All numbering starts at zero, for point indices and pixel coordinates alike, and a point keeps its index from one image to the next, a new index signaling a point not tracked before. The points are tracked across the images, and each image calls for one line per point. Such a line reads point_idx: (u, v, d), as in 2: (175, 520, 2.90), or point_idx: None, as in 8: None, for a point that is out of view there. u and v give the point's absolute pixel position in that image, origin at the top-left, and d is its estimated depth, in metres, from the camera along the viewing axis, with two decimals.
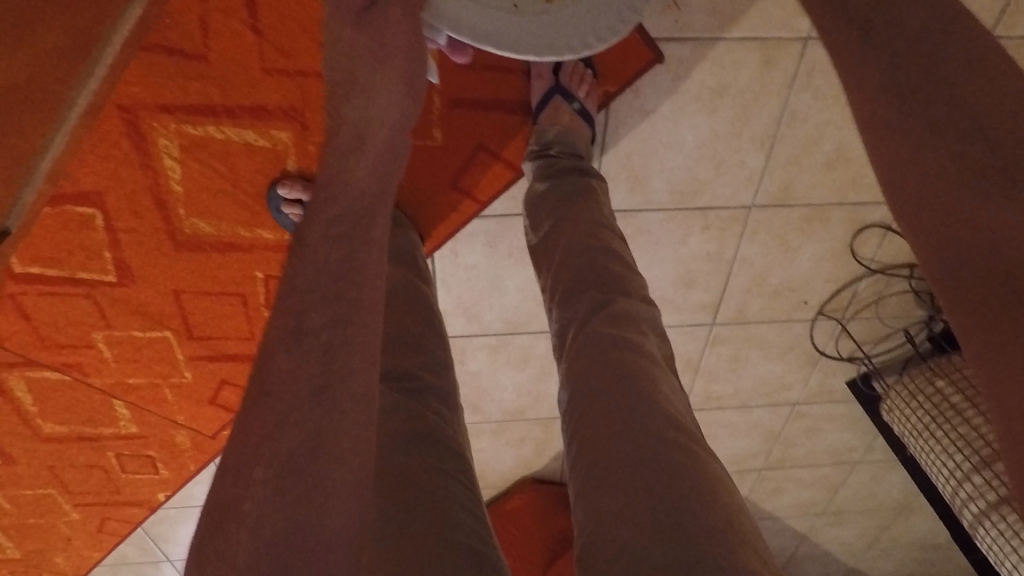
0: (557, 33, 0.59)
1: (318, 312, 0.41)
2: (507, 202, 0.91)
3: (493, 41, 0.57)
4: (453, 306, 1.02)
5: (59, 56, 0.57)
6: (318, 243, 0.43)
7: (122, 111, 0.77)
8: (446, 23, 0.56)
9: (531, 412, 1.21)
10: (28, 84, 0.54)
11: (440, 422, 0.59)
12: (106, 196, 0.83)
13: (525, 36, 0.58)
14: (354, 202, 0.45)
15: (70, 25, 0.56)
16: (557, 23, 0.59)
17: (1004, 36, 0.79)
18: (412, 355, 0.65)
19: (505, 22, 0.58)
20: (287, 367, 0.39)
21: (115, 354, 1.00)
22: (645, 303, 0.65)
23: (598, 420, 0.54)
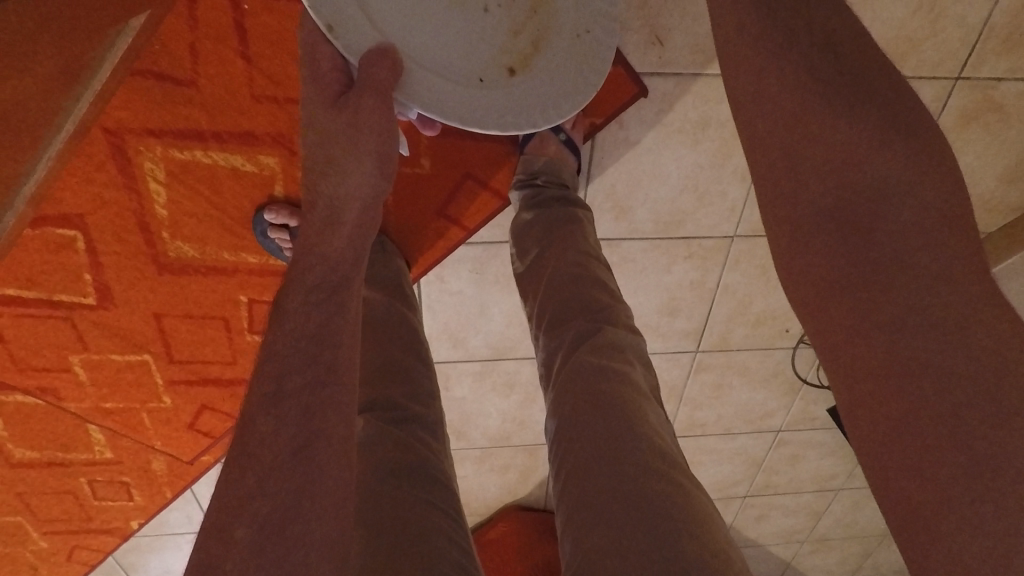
0: (528, 103, 0.61)
1: (296, 376, 0.43)
2: (494, 228, 0.92)
3: (457, 116, 0.57)
4: (439, 332, 1.02)
5: (53, 81, 0.57)
6: (295, 310, 0.46)
7: (108, 134, 0.76)
8: (414, 101, 0.55)
9: (516, 438, 1.20)
10: (16, 114, 0.54)
11: (427, 452, 0.58)
12: (89, 218, 0.81)
13: (487, 113, 0.59)
14: (328, 271, 0.49)
15: (62, 59, 0.57)
16: (518, 97, 0.61)
17: (972, 75, 0.82)
18: (397, 385, 0.65)
19: (468, 97, 0.59)
20: (266, 428, 0.40)
21: (92, 378, 0.98)
22: (631, 332, 0.66)
23: (586, 452, 0.54)
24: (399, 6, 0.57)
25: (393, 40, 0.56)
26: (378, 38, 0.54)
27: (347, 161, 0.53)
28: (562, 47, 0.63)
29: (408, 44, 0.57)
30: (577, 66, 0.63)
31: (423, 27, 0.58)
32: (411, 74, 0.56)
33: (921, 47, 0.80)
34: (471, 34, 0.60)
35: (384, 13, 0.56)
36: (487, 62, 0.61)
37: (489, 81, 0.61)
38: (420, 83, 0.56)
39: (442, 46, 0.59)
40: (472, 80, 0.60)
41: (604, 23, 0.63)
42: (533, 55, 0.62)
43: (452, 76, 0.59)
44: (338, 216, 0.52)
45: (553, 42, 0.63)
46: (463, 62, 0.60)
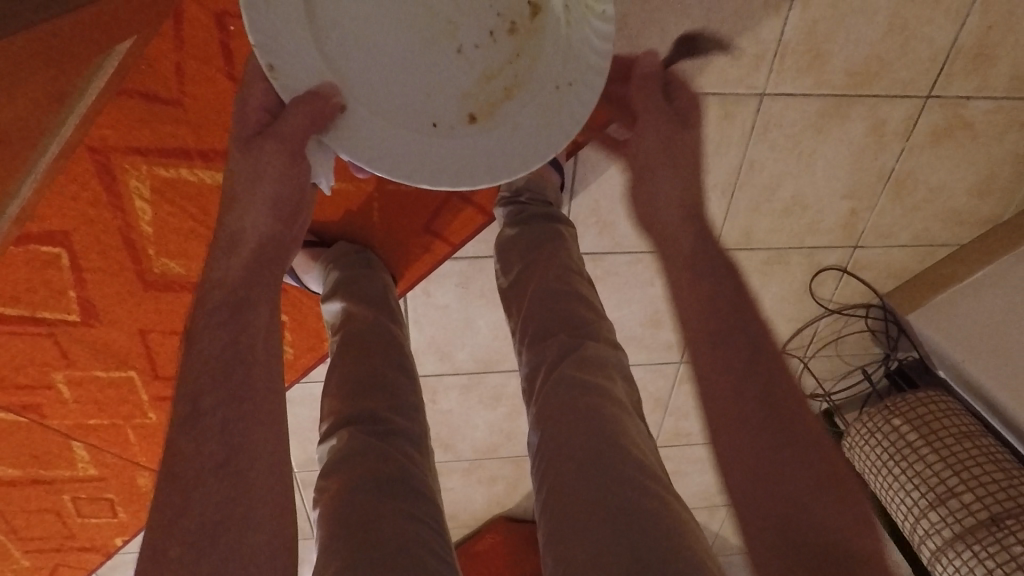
0: (475, 149, 0.61)
1: (210, 394, 0.46)
2: (479, 244, 0.92)
3: (388, 164, 0.58)
4: (425, 346, 1.03)
5: (46, 109, 0.58)
6: (205, 333, 0.49)
7: (94, 153, 0.77)
8: (344, 145, 0.57)
9: (503, 450, 1.21)
10: (9, 143, 0.55)
11: (412, 465, 0.59)
12: (74, 235, 0.82)
13: (427, 162, 0.59)
14: (225, 295, 0.51)
15: (56, 91, 0.57)
16: (465, 147, 0.61)
17: (941, 95, 0.85)
18: (382, 399, 0.65)
19: (416, 142, 0.59)
20: (189, 448, 0.43)
21: (76, 394, 0.97)
22: (612, 347, 0.67)
23: (567, 466, 0.55)
24: (367, 48, 0.57)
25: (344, 83, 0.56)
26: (325, 80, 0.55)
27: (248, 198, 0.56)
28: (538, 96, 0.62)
29: (367, 83, 0.58)
30: (546, 114, 0.62)
31: (383, 69, 0.58)
32: (352, 117, 0.57)
33: (893, 68, 0.82)
34: (434, 77, 0.61)
35: (350, 54, 0.57)
36: (449, 107, 0.61)
37: (443, 125, 0.61)
38: (362, 127, 0.57)
39: (403, 89, 0.59)
40: (425, 124, 0.60)
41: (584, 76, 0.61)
42: (504, 101, 0.62)
43: (404, 118, 0.59)
44: (236, 246, 0.55)
45: (527, 89, 0.62)
46: (418, 104, 0.60)
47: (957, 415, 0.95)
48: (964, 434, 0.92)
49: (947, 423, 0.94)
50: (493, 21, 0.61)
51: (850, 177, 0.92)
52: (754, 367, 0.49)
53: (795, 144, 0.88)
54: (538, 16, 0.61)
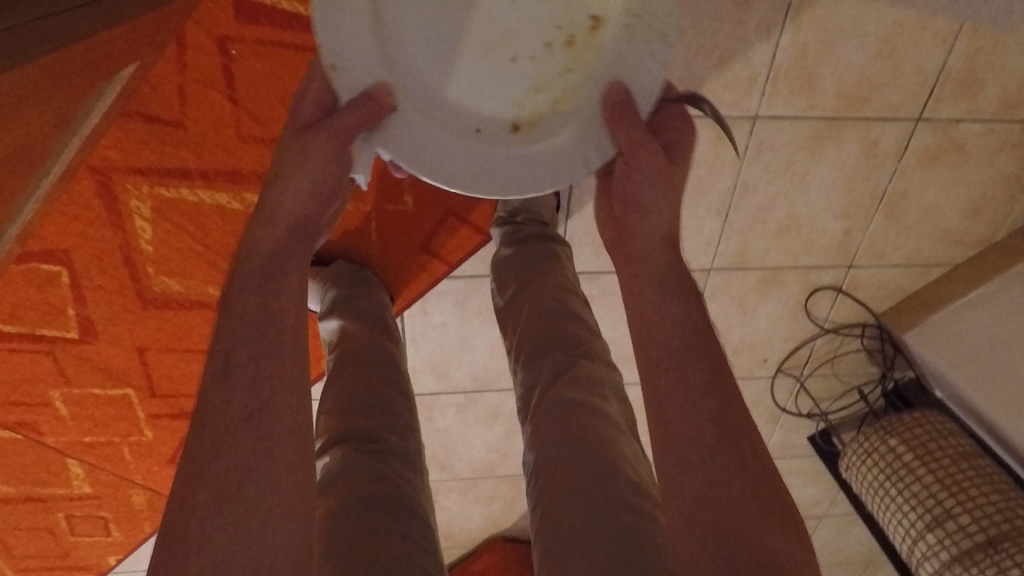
0: (515, 163, 0.59)
1: (242, 349, 0.45)
2: (476, 263, 0.93)
3: (423, 167, 0.57)
4: (422, 364, 1.03)
5: (51, 132, 0.59)
6: (241, 299, 0.48)
7: (96, 173, 0.78)
8: (386, 145, 0.56)
9: (500, 469, 1.20)
10: (15, 167, 0.56)
11: (404, 483, 0.59)
12: (74, 254, 0.83)
13: (462, 169, 0.58)
14: (265, 261, 0.51)
15: (63, 115, 0.58)
16: (501, 155, 0.59)
17: (931, 117, 0.86)
18: (376, 417, 0.65)
19: (455, 146, 0.58)
20: (219, 399, 0.42)
21: (72, 412, 0.97)
22: (606, 367, 0.67)
23: (562, 486, 0.55)
24: (424, 47, 0.55)
25: (399, 82, 0.55)
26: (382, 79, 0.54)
27: (287, 179, 0.55)
28: (585, 116, 0.59)
29: (417, 84, 0.56)
30: (590, 133, 0.59)
31: (440, 70, 0.56)
32: (400, 117, 0.56)
33: (883, 91, 0.84)
34: (488, 81, 0.58)
35: (406, 54, 0.55)
36: (495, 114, 0.59)
37: (488, 134, 0.59)
38: (406, 128, 0.56)
39: (452, 93, 0.58)
40: (470, 130, 0.59)
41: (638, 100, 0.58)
42: (547, 116, 0.60)
43: (448, 122, 0.58)
44: (275, 217, 0.54)
45: (576, 106, 0.60)
46: (468, 109, 0.58)
47: (952, 435, 0.95)
48: (960, 455, 0.92)
49: (943, 444, 0.93)
50: (551, 31, 0.57)
51: (843, 197, 0.93)
52: (720, 384, 0.48)
53: (789, 165, 0.89)
54: (599, 30, 0.57)
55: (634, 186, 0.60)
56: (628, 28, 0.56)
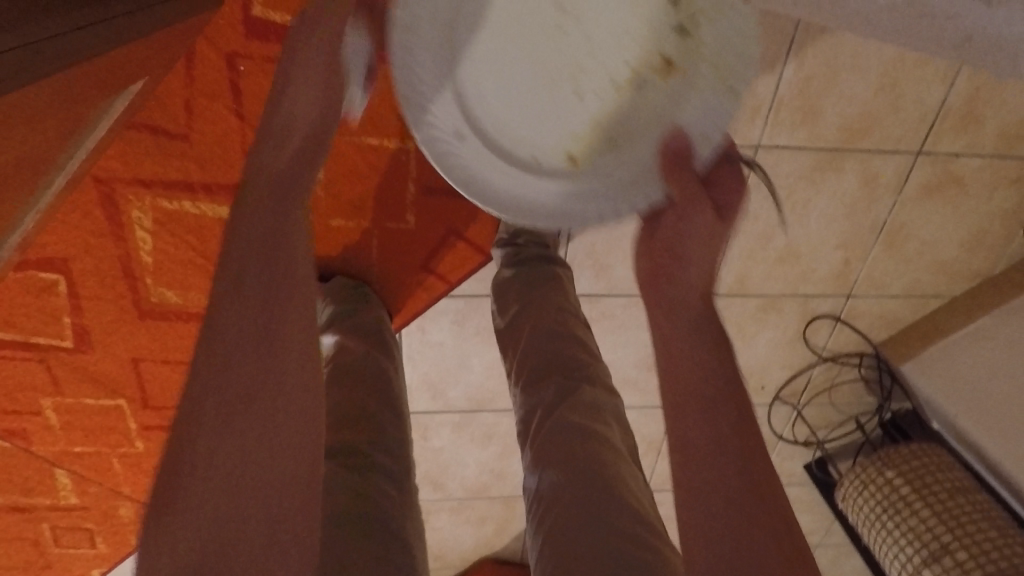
0: (570, 196, 0.59)
1: (253, 264, 0.43)
2: (476, 283, 0.93)
3: (469, 187, 0.58)
4: (418, 382, 1.02)
5: (57, 145, 0.59)
6: (250, 215, 0.45)
7: (99, 183, 0.78)
8: (438, 161, 0.57)
9: (493, 490, 1.19)
10: (19, 179, 0.56)
11: (393, 507, 0.58)
12: (72, 263, 0.82)
13: (508, 194, 0.59)
14: (276, 175, 0.48)
15: (70, 128, 0.58)
16: (552, 185, 0.59)
17: (931, 151, 0.87)
18: (364, 431, 0.64)
19: (507, 171, 0.58)
20: (233, 323, 0.41)
21: (63, 422, 0.96)
22: (607, 393, 0.67)
23: (564, 515, 0.54)
24: (495, 71, 0.54)
25: (467, 114, 0.56)
26: (450, 111, 0.55)
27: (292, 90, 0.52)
28: (642, 158, 0.58)
29: (483, 107, 0.56)
30: (646, 176, 0.58)
31: (505, 104, 0.56)
32: (464, 145, 0.57)
33: (884, 124, 0.85)
34: (553, 116, 0.57)
35: (476, 77, 0.54)
36: (556, 143, 0.58)
37: (545, 163, 0.59)
38: (462, 148, 0.57)
39: (516, 118, 0.57)
40: (526, 161, 0.59)
41: (699, 146, 0.56)
42: (608, 153, 0.58)
43: (507, 146, 0.58)
44: (287, 131, 0.51)
45: (634, 145, 0.58)
46: (528, 141, 0.58)
47: (950, 469, 0.94)
48: (957, 490, 0.92)
49: (941, 477, 0.93)
50: (622, 70, 0.55)
51: (844, 227, 0.94)
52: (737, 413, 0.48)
53: (790, 194, 0.90)
54: (673, 72, 0.55)
55: (676, 232, 0.56)
56: (697, 74, 0.54)
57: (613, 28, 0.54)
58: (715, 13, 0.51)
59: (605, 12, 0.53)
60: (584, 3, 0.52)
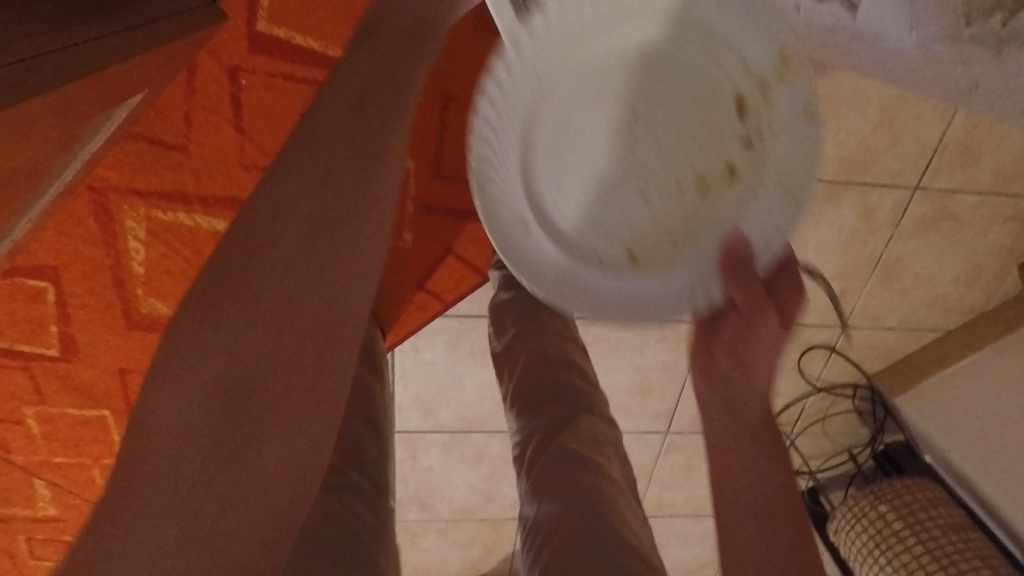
0: (626, 293, 0.48)
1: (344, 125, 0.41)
2: (472, 303, 0.93)
3: (518, 264, 0.48)
4: (409, 402, 1.01)
5: (53, 155, 0.58)
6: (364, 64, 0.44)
7: (93, 192, 0.79)
8: (491, 229, 0.47)
9: (482, 512, 1.17)
10: (13, 188, 0.55)
11: (367, 534, 0.56)
12: (62, 271, 0.82)
13: (559, 281, 0.48)
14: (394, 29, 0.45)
15: (68, 139, 0.57)
16: (609, 279, 0.48)
17: (928, 186, 0.88)
18: (345, 450, 0.64)
19: (563, 255, 0.48)
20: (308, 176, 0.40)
21: (44, 432, 0.93)
22: (605, 423, 0.66)
23: (565, 546, 0.53)
24: (568, 142, 0.46)
25: (529, 199, 0.48)
26: (511, 190, 0.47)
27: None
28: (705, 266, 0.47)
29: (549, 178, 0.47)
30: (711, 281, 0.47)
31: (566, 196, 0.48)
32: (522, 218, 0.48)
33: (883, 158, 0.85)
34: (614, 215, 0.48)
35: (547, 142, 0.46)
36: (622, 231, 0.49)
37: (606, 253, 0.49)
38: (516, 218, 0.47)
39: (584, 196, 0.48)
40: (584, 254, 0.49)
41: (760, 255, 0.46)
42: (676, 249, 0.48)
43: (570, 228, 0.48)
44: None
45: (694, 252, 0.48)
46: (586, 233, 0.49)
47: (943, 506, 0.94)
48: (950, 526, 0.91)
49: (933, 514, 0.93)
50: (693, 167, 0.47)
51: (840, 259, 0.94)
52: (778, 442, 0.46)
53: None
54: (736, 181, 0.46)
55: (750, 355, 0.47)
56: (761, 185, 0.45)
57: (681, 127, 0.46)
58: (788, 122, 0.44)
59: (676, 108, 0.45)
60: (682, 81, 0.45)
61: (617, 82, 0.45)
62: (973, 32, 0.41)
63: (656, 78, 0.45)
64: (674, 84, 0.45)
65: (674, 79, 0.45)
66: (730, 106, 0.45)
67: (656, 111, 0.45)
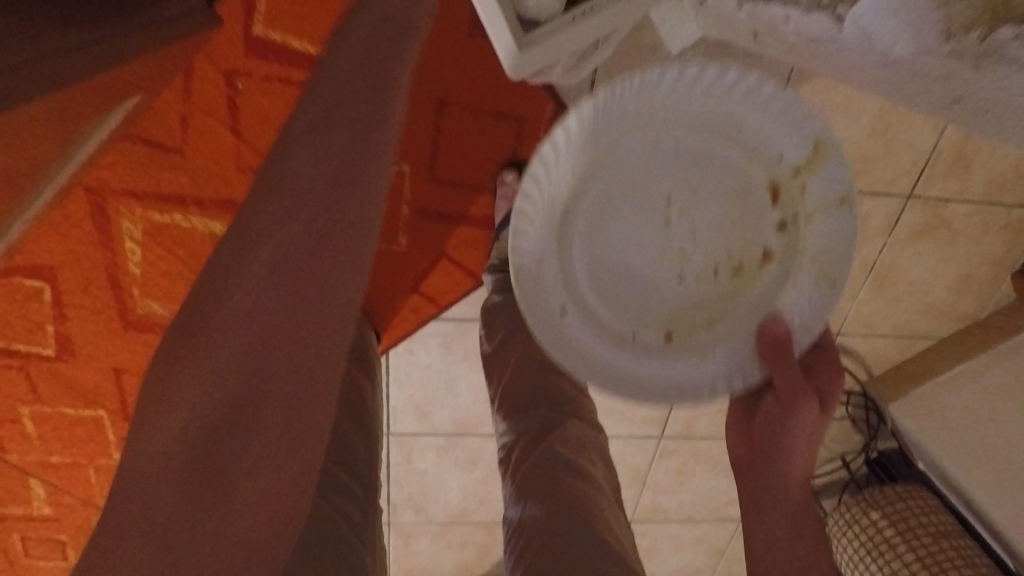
0: (664, 377, 0.53)
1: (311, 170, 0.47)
2: (467, 307, 0.92)
3: (566, 353, 0.53)
4: (404, 404, 1.01)
5: (49, 157, 0.58)
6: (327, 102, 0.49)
7: (90, 193, 0.79)
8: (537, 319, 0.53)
9: (476, 515, 1.17)
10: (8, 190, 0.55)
11: (350, 530, 0.58)
12: (58, 271, 0.82)
13: (602, 368, 0.53)
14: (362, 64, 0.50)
15: (63, 140, 0.58)
16: (648, 362, 0.54)
17: (922, 195, 0.88)
18: (333, 451, 0.64)
19: (605, 343, 0.54)
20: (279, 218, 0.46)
21: (39, 431, 0.93)
22: (593, 429, 0.67)
23: (547, 549, 0.53)
24: (603, 242, 0.53)
25: (571, 290, 0.54)
26: (554, 286, 0.53)
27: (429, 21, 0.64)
28: (740, 348, 0.53)
29: (588, 276, 0.54)
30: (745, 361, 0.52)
31: (610, 284, 0.54)
32: (564, 309, 0.53)
33: (876, 166, 0.86)
34: (651, 304, 0.54)
35: (585, 243, 0.53)
36: (656, 317, 0.54)
37: (642, 338, 0.54)
38: (561, 311, 0.53)
39: (620, 288, 0.54)
40: (626, 336, 0.54)
41: (801, 336, 0.51)
42: (708, 332, 0.54)
43: (608, 320, 0.54)
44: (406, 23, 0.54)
45: (733, 329, 0.54)
46: (624, 320, 0.54)
47: (935, 513, 0.94)
48: (942, 533, 0.91)
49: (925, 521, 0.92)
50: (723, 257, 0.53)
51: None
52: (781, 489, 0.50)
53: None
54: (769, 263, 0.53)
55: (778, 434, 0.49)
56: (796, 267, 0.52)
57: (715, 217, 0.53)
58: (820, 207, 0.50)
59: (710, 202, 0.52)
60: (706, 184, 0.52)
61: (652, 184, 0.51)
62: (952, 47, 0.38)
63: (693, 175, 0.51)
64: (708, 179, 0.51)
65: (709, 173, 0.51)
66: (761, 194, 0.52)
67: (689, 207, 0.52)
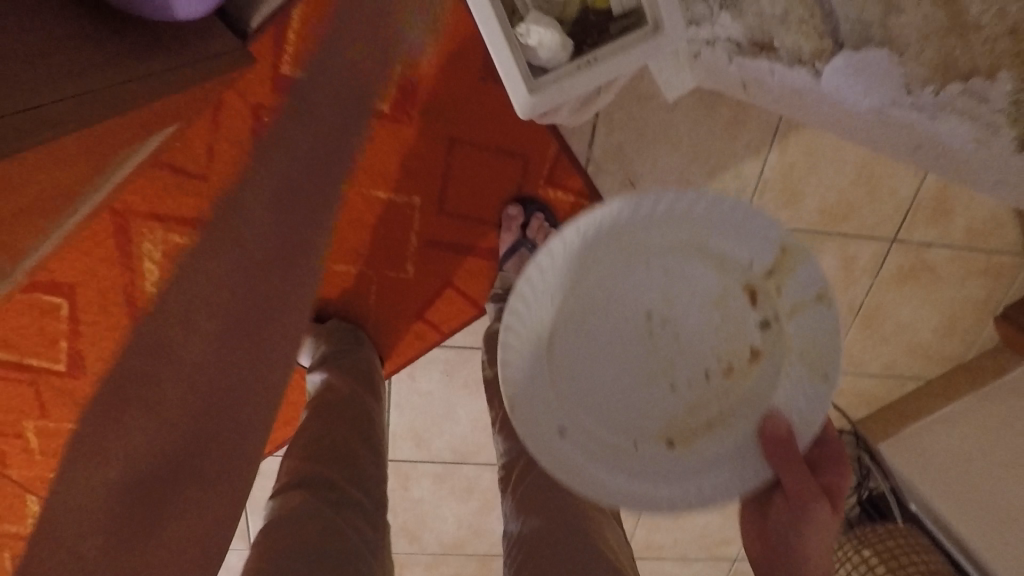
0: (668, 490, 0.54)
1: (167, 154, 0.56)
2: (468, 335, 0.95)
3: (571, 477, 0.53)
4: (403, 430, 1.03)
5: (88, 180, 0.63)
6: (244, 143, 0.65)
7: (115, 216, 0.83)
8: (537, 445, 0.53)
9: (470, 547, 1.17)
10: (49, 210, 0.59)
11: (359, 543, 0.59)
12: (78, 289, 0.86)
13: (608, 487, 0.54)
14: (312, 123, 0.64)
15: (103, 164, 0.62)
16: (651, 474, 0.55)
17: (906, 238, 0.93)
18: (339, 467, 0.65)
19: (607, 460, 0.54)
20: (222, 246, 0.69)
21: (43, 446, 0.93)
22: None
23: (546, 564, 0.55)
24: (592, 363, 0.55)
25: (568, 410, 0.54)
26: (552, 410, 0.54)
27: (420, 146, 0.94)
28: (743, 442, 0.55)
29: (581, 400, 0.55)
30: (744, 450, 0.55)
31: (602, 402, 0.55)
32: (563, 433, 0.54)
33: (861, 212, 0.90)
34: (644, 415, 0.56)
35: (573, 367, 0.54)
36: (653, 427, 0.56)
37: (642, 449, 0.56)
38: (560, 436, 0.54)
39: (614, 405, 0.55)
40: (625, 449, 0.55)
41: (801, 432, 0.53)
42: (705, 434, 0.56)
43: (608, 440, 0.55)
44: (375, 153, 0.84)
45: (730, 433, 0.55)
46: (621, 433, 0.55)
47: (926, 551, 0.93)
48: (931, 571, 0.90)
49: (915, 558, 0.92)
50: (713, 360, 0.56)
51: None
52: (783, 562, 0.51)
53: None
54: (759, 361, 0.55)
55: (787, 531, 0.50)
56: (786, 363, 0.54)
57: (697, 325, 0.55)
58: (799, 304, 0.53)
59: (689, 310, 0.55)
60: (684, 297, 0.55)
61: (631, 302, 0.54)
62: None
63: (670, 288, 0.54)
64: (686, 293, 0.55)
65: (685, 287, 0.54)
66: (741, 298, 0.55)
67: (670, 319, 0.55)
